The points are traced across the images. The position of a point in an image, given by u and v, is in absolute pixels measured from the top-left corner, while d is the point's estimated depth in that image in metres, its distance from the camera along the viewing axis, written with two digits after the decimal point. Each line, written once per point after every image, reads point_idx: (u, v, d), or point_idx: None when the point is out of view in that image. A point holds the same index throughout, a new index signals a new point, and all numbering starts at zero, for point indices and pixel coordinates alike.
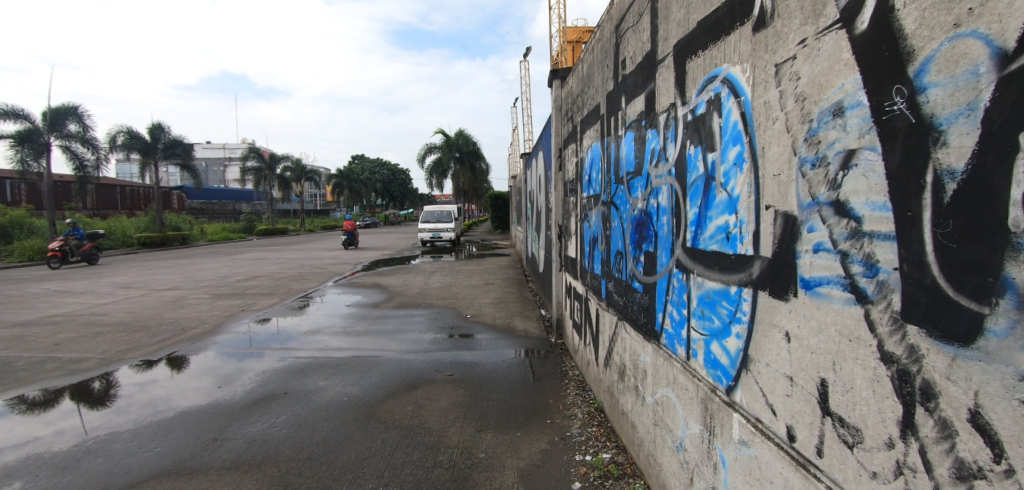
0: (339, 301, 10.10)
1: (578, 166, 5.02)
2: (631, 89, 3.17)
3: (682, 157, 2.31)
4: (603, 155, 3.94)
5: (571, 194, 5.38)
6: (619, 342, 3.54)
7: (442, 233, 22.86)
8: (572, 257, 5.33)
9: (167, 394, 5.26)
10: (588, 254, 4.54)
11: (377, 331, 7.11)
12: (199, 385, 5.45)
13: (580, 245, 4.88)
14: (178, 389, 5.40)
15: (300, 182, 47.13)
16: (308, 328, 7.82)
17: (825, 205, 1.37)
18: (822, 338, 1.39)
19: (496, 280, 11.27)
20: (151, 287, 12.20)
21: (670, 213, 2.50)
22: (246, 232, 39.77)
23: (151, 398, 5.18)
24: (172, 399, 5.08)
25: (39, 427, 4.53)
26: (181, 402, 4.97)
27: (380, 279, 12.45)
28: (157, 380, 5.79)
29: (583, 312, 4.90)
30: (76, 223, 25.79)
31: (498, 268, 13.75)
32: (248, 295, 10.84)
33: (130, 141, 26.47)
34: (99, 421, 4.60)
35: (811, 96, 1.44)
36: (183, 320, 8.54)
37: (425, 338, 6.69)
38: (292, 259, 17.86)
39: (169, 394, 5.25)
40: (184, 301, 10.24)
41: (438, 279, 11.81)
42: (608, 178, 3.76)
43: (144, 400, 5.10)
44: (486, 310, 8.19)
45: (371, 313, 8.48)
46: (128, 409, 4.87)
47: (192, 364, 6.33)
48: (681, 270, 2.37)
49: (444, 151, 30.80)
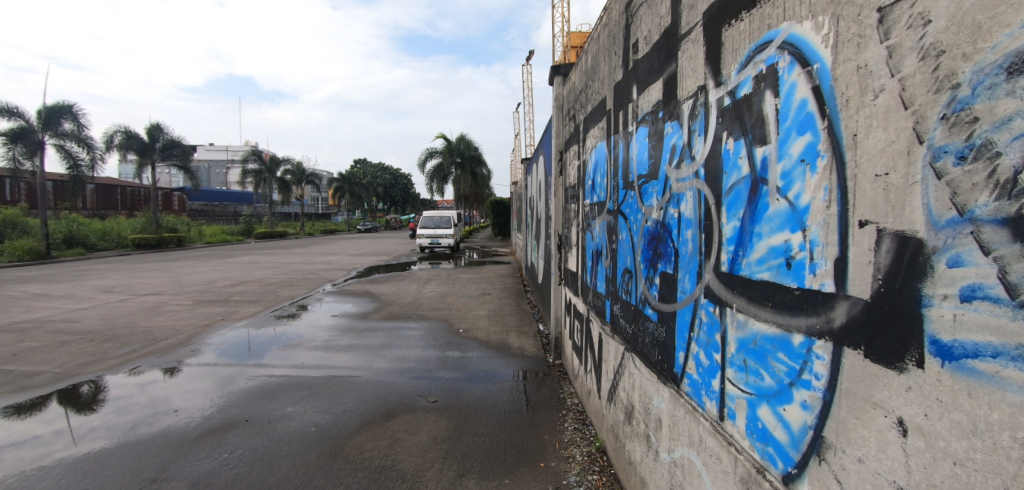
0: (327, 309, 9.52)
1: (580, 170, 4.47)
2: (645, 75, 2.62)
3: (715, 154, 1.78)
4: (609, 156, 3.40)
5: (572, 201, 4.84)
6: (625, 378, 2.97)
7: (441, 239, 22.32)
8: (572, 271, 4.79)
9: (168, 395, 5.14)
10: (590, 270, 4.00)
11: (360, 347, 6.53)
12: (199, 387, 5.32)
13: (581, 258, 4.34)
14: (178, 390, 5.27)
15: (300, 185, 46.71)
16: (288, 339, 7.26)
17: (990, 225, 0.83)
18: (983, 446, 0.84)
19: (494, 291, 10.67)
20: (132, 291, 11.64)
21: (696, 226, 1.95)
22: (245, 235, 39.27)
23: (152, 399, 5.07)
24: (171, 401, 4.97)
25: (38, 426, 4.44)
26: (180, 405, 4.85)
27: (372, 287, 11.88)
28: (149, 386, 5.49)
29: (583, 335, 4.32)
30: (70, 224, 25.32)
31: (496, 277, 13.14)
32: (232, 302, 10.26)
33: (127, 141, 26.12)
34: (96, 423, 4.50)
35: (957, 46, 0.89)
36: (156, 328, 7.93)
37: (410, 355, 6.10)
38: (286, 264, 17.29)
39: (169, 395, 5.13)
40: (162, 308, 9.63)
41: (432, 288, 11.22)
42: (615, 182, 3.22)
43: (145, 401, 4.99)
44: (480, 324, 7.59)
45: (357, 324, 7.88)
46: (102, 425, 4.43)
47: (187, 368, 6.06)
48: (712, 301, 1.82)
49: (445, 156, 30.34)
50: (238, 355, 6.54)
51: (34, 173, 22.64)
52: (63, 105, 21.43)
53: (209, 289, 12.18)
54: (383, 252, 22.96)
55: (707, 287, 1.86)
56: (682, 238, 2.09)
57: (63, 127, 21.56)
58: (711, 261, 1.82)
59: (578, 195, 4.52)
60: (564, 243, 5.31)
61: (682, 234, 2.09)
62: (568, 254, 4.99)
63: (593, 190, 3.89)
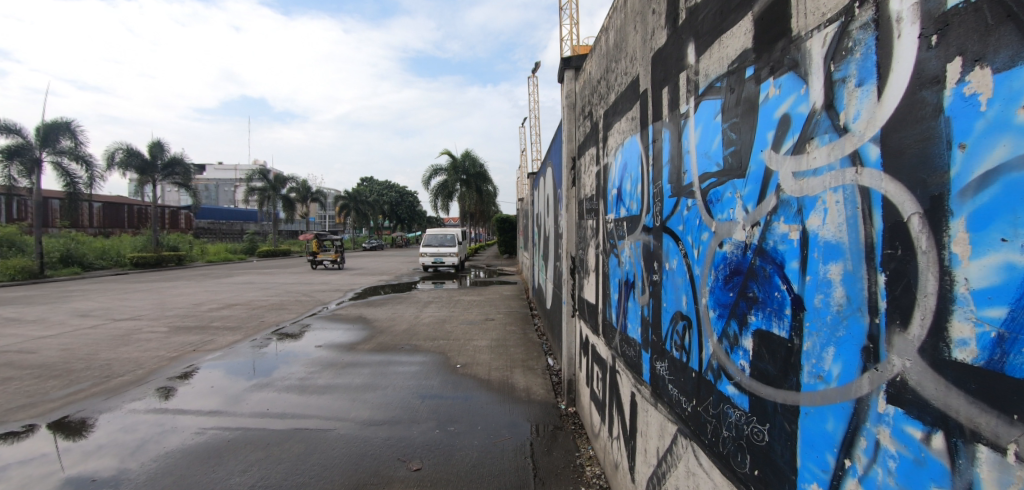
0: (313, 338, 8.52)
1: (599, 177, 3.54)
2: (712, 23, 1.73)
3: (923, 113, 0.87)
4: (645, 155, 2.49)
5: (589, 217, 3.90)
6: (679, 476, 2.00)
7: (445, 258, 21.45)
8: (590, 303, 3.83)
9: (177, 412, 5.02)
10: (614, 306, 3.08)
11: (339, 386, 5.56)
12: (207, 405, 5.19)
13: (603, 290, 3.39)
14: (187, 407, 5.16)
15: (305, 203, 46.28)
16: (262, 375, 6.29)
17: None
18: None
19: (497, 316, 9.67)
20: (110, 315, 10.74)
21: (853, 258, 1.03)
22: (248, 253, 38.67)
23: (159, 417, 4.94)
24: (178, 418, 4.88)
25: (45, 444, 4.34)
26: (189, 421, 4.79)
27: (365, 311, 10.90)
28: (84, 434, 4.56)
29: (606, 387, 3.34)
30: (66, 243, 24.68)
31: (501, 300, 12.13)
32: (211, 328, 9.28)
33: (128, 158, 25.75)
34: (105, 440, 4.39)
35: None
36: (115, 363, 6.92)
37: (396, 400, 5.11)
38: (280, 285, 16.37)
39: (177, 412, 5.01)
40: (133, 335, 8.68)
41: (431, 313, 10.24)
42: (655, 190, 2.32)
43: (152, 419, 4.86)
44: (480, 357, 6.58)
45: (341, 357, 6.88)
46: None
47: (135, 411, 5.14)
48: (916, 415, 0.89)
49: (449, 173, 29.62)
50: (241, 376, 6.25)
51: (30, 190, 22.11)
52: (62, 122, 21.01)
53: (190, 314, 11.23)
54: (384, 272, 22.00)
55: (896, 384, 0.93)
56: (811, 280, 1.16)
57: (61, 145, 21.15)
58: (911, 335, 0.89)
59: (597, 209, 3.61)
60: (579, 267, 4.37)
61: (811, 272, 1.16)
62: (585, 282, 4.05)
63: (618, 202, 2.99)
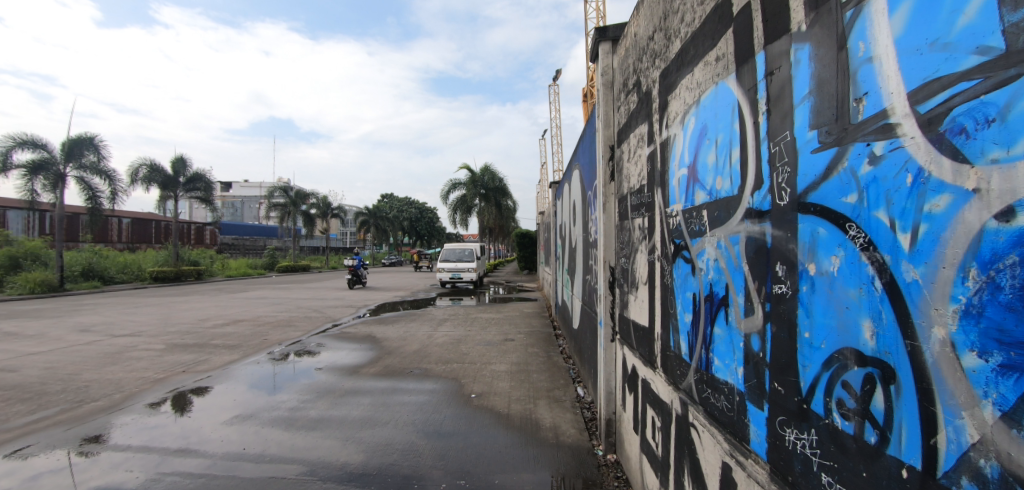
0: (317, 357, 7.70)
1: (654, 160, 2.67)
2: None
3: None
4: (743, 101, 1.64)
5: (637, 215, 3.02)
6: None
7: (463, 273, 20.68)
8: (641, 327, 2.93)
9: (198, 430, 4.56)
10: (684, 332, 2.19)
11: (332, 420, 4.68)
12: (217, 425, 4.67)
13: (663, 308, 2.49)
14: (208, 424, 4.68)
15: (325, 219, 46.43)
16: (250, 402, 5.46)
17: None
18: None
19: (518, 336, 8.73)
20: (109, 331, 10.12)
21: None
22: (268, 269, 38.71)
23: (182, 434, 4.49)
24: (202, 433, 4.47)
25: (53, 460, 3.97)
26: (212, 437, 4.35)
27: (376, 328, 10.09)
28: (26, 473, 3.77)
29: (670, 442, 2.41)
30: (88, 257, 24.73)
31: (521, 318, 11.19)
32: (210, 346, 8.55)
33: (151, 174, 25.97)
34: (126, 456, 4.00)
35: None
36: (94, 385, 6.19)
37: (398, 440, 4.20)
38: (292, 301, 15.73)
39: (190, 433, 4.50)
40: (125, 354, 7.98)
41: (445, 331, 9.37)
42: (773, 149, 1.45)
43: (173, 435, 4.44)
44: (499, 384, 5.66)
45: (342, 382, 6.02)
46: None
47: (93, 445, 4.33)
48: None
49: (467, 187, 29.05)
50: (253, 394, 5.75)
51: (54, 205, 22.24)
52: (86, 137, 21.19)
53: (193, 331, 10.59)
54: (400, 287, 21.26)
55: None
56: None
57: (85, 159, 21.34)
58: None
59: (650, 202, 2.73)
60: (621, 279, 3.47)
61: None
62: (632, 297, 3.15)
63: (689, 185, 2.14)
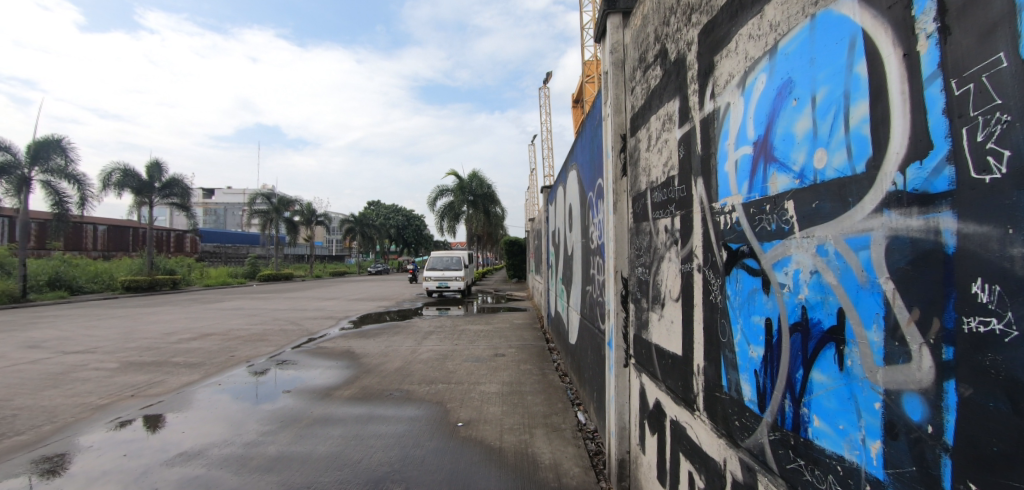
0: (287, 374, 6.93)
1: (689, 141, 2.09)
2: None
3: None
4: (874, 30, 1.07)
5: (663, 213, 2.43)
6: None
7: (450, 282, 19.98)
8: (669, 352, 2.32)
9: (124, 476, 3.74)
10: (748, 372, 1.59)
11: (294, 457, 3.96)
12: (152, 466, 3.91)
13: (708, 334, 1.88)
14: (137, 468, 3.87)
15: (310, 226, 45.31)
16: (203, 431, 4.71)
17: None
18: None
19: (509, 350, 8.07)
20: (59, 348, 9.19)
21: None
22: (250, 277, 37.48)
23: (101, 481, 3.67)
24: (123, 481, 3.65)
25: None
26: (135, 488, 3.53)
27: (354, 342, 9.34)
28: None
29: None
30: (54, 266, 23.44)
31: (511, 330, 10.53)
32: (169, 364, 7.72)
33: (124, 179, 24.88)
34: None
35: None
36: (21, 414, 5.35)
37: (369, 483, 3.50)
38: (268, 312, 14.77)
39: (115, 477, 3.72)
40: (71, 375, 7.10)
41: (430, 345, 8.67)
42: (956, 92, 0.88)
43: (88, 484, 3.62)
44: (490, 409, 4.99)
45: (311, 406, 5.29)
46: None
47: None
48: None
49: (455, 194, 28.38)
50: (206, 422, 4.98)
51: (18, 210, 21.04)
52: (53, 140, 20.14)
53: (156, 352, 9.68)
54: (385, 297, 20.47)
55: None
56: None
57: (52, 163, 20.20)
58: None
59: (683, 198, 2.14)
60: (638, 294, 2.87)
61: None
62: (655, 316, 2.55)
63: (754, 172, 1.55)
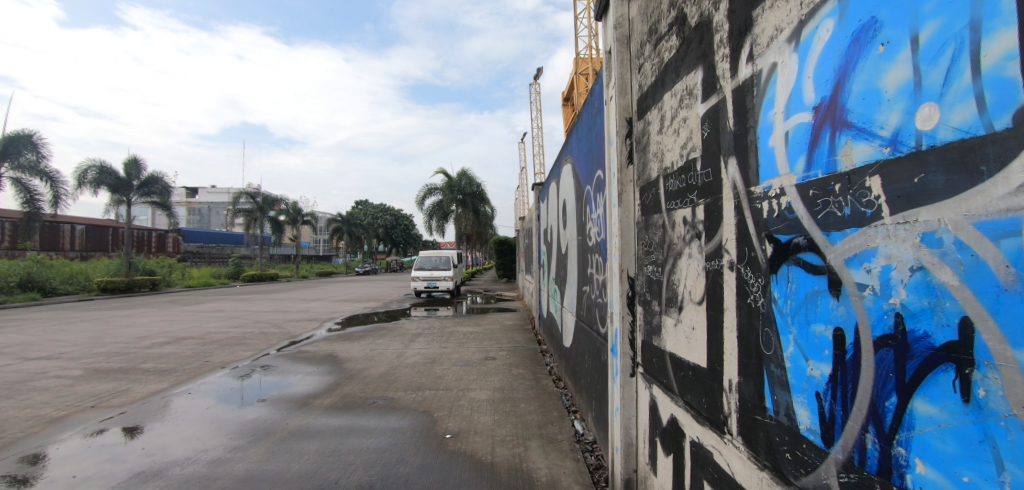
0: (264, 380, 6.49)
1: (717, 116, 1.77)
2: None
3: None
4: None
5: (680, 203, 2.11)
6: None
7: (439, 282, 19.57)
8: (690, 363, 2.00)
9: None
10: (805, 394, 1.28)
11: (263, 475, 3.58)
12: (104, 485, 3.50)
13: (745, 345, 1.56)
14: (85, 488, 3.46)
15: (295, 226, 44.45)
16: (166, 445, 4.29)
17: None
18: None
19: (500, 353, 7.73)
20: (20, 354, 8.62)
21: None
22: (233, 278, 36.62)
23: None
24: None
25: None
26: None
27: (338, 345, 8.91)
28: None
29: None
30: (25, 267, 22.52)
31: (502, 332, 10.18)
32: (137, 370, 7.22)
33: (100, 176, 24.04)
34: None
35: None
36: None
37: None
38: (249, 314, 14.24)
39: None
40: (29, 383, 6.60)
41: (418, 348, 8.29)
42: None
43: None
44: (480, 418, 4.65)
45: (287, 416, 4.89)
46: None
47: None
48: None
49: (443, 193, 27.93)
50: (170, 435, 4.57)
51: None
52: (24, 135, 19.31)
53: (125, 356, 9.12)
54: (372, 298, 20.00)
55: None
56: None
57: (22, 159, 19.38)
58: None
59: (709, 183, 1.83)
60: (647, 295, 2.55)
61: None
62: (669, 321, 2.23)
63: (816, 142, 1.25)
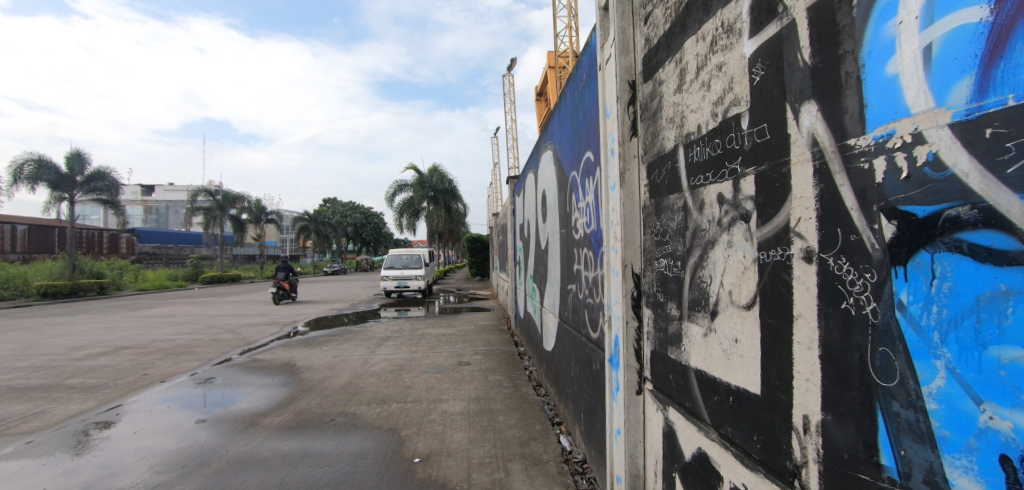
0: (208, 395, 5.71)
1: (780, 49, 1.28)
2: None
3: None
4: None
5: (714, 176, 1.61)
6: None
7: (410, 282, 18.81)
8: (730, 385, 1.53)
9: None
10: (973, 455, 0.81)
11: None
12: None
13: (838, 368, 1.09)
14: None
15: (258, 225, 42.48)
16: (74, 483, 3.54)
17: None
18: None
19: (474, 357, 7.15)
20: None
21: None
22: (192, 280, 34.68)
23: None
24: None
25: None
26: None
27: (297, 351, 8.15)
28: None
29: None
30: None
31: (476, 333, 9.60)
32: (60, 388, 6.26)
33: (38, 171, 22.04)
34: None
35: None
36: None
37: None
38: (203, 319, 13.14)
39: None
40: None
41: (385, 353, 7.63)
42: None
43: None
44: (453, 436, 4.09)
45: (229, 441, 4.20)
46: None
47: None
48: None
49: (414, 189, 27.06)
50: (84, 468, 3.83)
51: None
52: None
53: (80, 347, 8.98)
54: (339, 299, 19.04)
55: None
56: None
57: None
58: None
59: (766, 144, 1.34)
60: (659, 296, 2.05)
61: None
62: (695, 330, 1.74)
63: (1002, 48, 0.77)
